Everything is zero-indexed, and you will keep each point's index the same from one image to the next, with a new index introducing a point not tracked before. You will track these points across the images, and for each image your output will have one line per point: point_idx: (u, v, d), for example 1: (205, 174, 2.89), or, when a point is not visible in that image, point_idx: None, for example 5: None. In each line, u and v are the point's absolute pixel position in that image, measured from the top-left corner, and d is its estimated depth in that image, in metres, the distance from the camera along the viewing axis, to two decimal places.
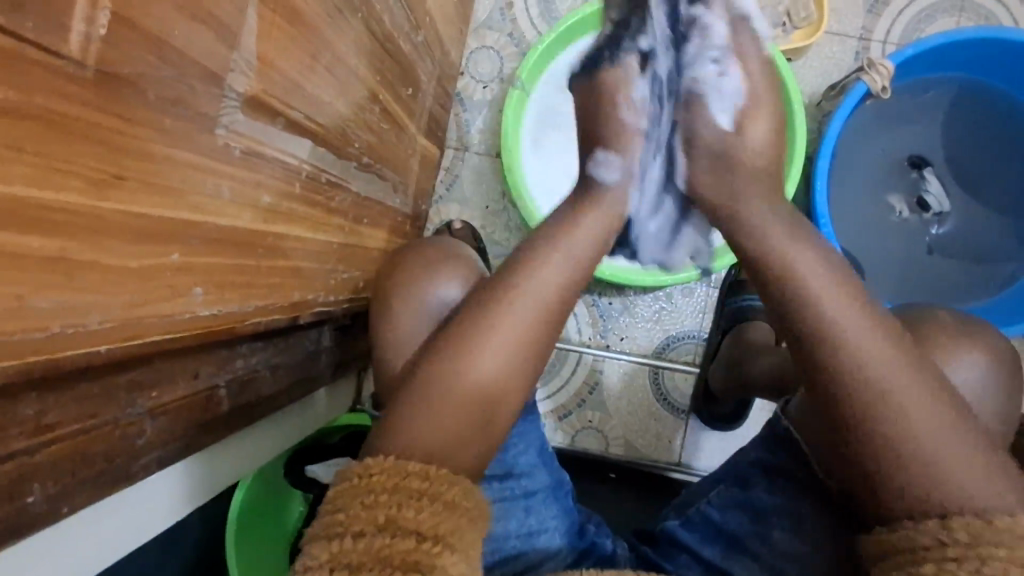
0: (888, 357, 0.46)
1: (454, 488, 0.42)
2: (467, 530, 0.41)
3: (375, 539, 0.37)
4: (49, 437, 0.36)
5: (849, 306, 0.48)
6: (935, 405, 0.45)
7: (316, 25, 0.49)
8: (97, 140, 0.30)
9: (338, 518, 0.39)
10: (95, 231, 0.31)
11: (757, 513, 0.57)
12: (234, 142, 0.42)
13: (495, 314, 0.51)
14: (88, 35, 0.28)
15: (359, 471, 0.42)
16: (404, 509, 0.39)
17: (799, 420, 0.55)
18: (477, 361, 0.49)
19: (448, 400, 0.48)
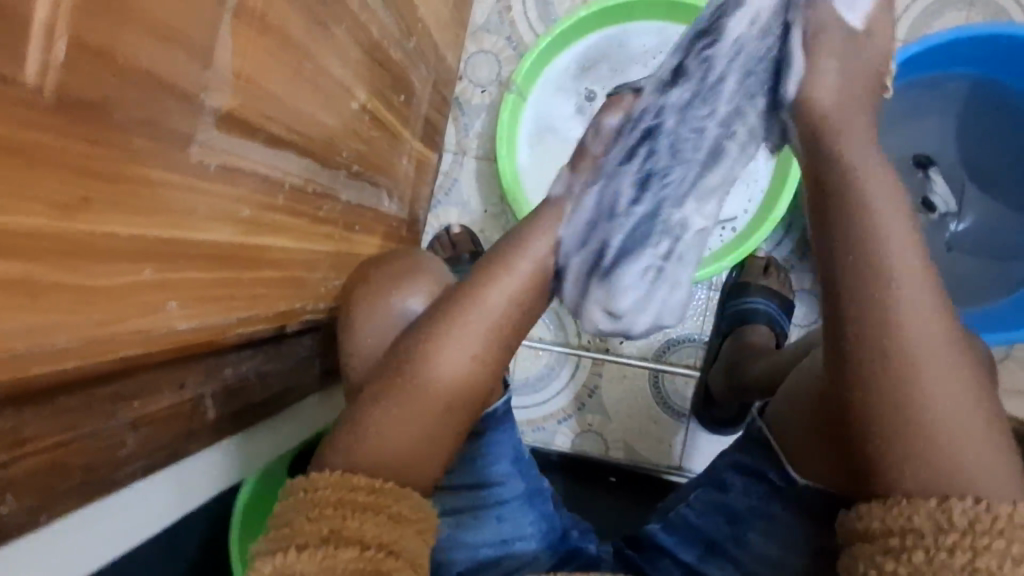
0: (933, 324, 0.45)
1: (399, 502, 0.44)
2: (414, 539, 0.43)
3: (319, 548, 0.39)
4: (25, 449, 0.37)
5: (907, 237, 0.46)
6: (962, 376, 0.44)
7: (297, 39, 0.50)
8: (62, 164, 0.31)
9: (284, 533, 0.41)
10: (62, 252, 0.32)
11: (736, 517, 0.57)
12: (210, 158, 0.43)
13: (456, 322, 0.53)
14: (46, 61, 0.28)
15: (306, 486, 0.44)
16: (348, 520, 0.41)
17: (781, 422, 0.55)
18: (441, 368, 0.52)
19: (413, 411, 0.51)
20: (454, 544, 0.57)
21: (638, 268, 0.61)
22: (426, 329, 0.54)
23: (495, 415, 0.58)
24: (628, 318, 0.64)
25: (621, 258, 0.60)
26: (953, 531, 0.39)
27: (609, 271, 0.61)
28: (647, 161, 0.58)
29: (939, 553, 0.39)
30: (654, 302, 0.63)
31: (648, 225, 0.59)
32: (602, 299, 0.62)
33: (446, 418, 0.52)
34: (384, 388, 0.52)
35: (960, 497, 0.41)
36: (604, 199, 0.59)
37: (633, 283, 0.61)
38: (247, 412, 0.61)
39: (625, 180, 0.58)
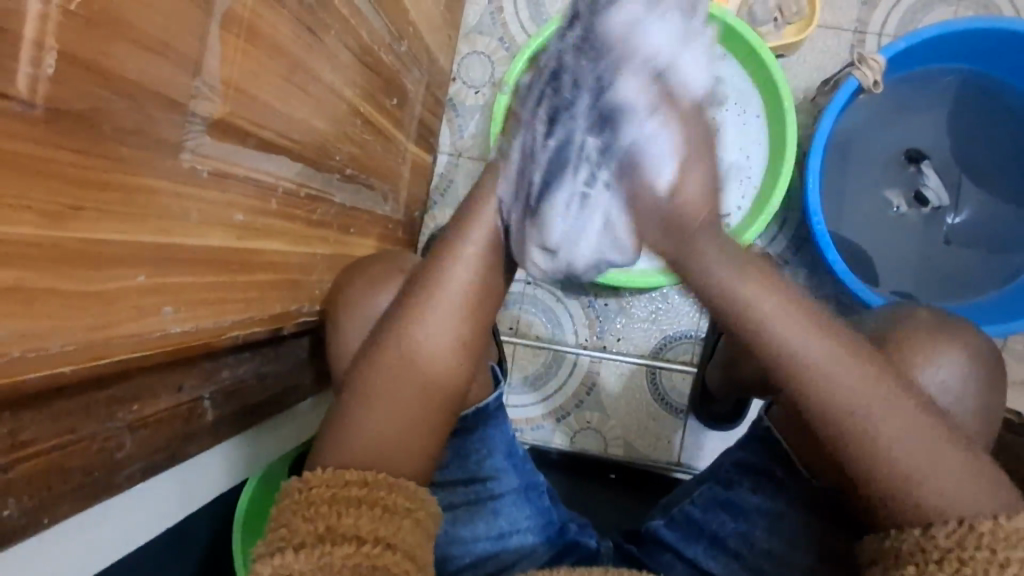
0: (857, 382, 0.45)
1: (394, 492, 0.46)
2: (410, 530, 0.44)
3: (315, 547, 0.40)
4: (25, 453, 0.38)
5: (795, 317, 0.47)
6: (910, 421, 0.45)
7: (287, 46, 0.51)
8: (53, 175, 0.32)
9: (281, 533, 0.42)
10: (54, 260, 0.33)
11: (732, 511, 0.58)
12: (200, 165, 0.44)
13: (415, 308, 0.53)
14: (35, 76, 0.29)
15: (300, 486, 0.45)
16: (343, 517, 0.43)
17: (778, 421, 0.56)
18: (412, 352, 0.52)
19: (393, 402, 0.51)
20: (450, 540, 0.58)
21: (565, 197, 0.52)
22: (399, 317, 0.54)
23: (483, 410, 0.59)
24: (567, 253, 0.56)
25: (544, 191, 0.53)
26: (938, 554, 0.41)
27: (539, 209, 0.53)
28: (553, 97, 0.52)
29: (929, 567, 0.41)
30: (588, 232, 0.54)
31: (562, 155, 0.51)
32: (535, 239, 0.54)
33: (421, 404, 0.52)
34: (361, 379, 0.53)
35: (943, 522, 0.43)
36: (524, 146, 0.54)
37: (561, 215, 0.53)
38: (246, 416, 0.62)
39: (537, 122, 0.53)
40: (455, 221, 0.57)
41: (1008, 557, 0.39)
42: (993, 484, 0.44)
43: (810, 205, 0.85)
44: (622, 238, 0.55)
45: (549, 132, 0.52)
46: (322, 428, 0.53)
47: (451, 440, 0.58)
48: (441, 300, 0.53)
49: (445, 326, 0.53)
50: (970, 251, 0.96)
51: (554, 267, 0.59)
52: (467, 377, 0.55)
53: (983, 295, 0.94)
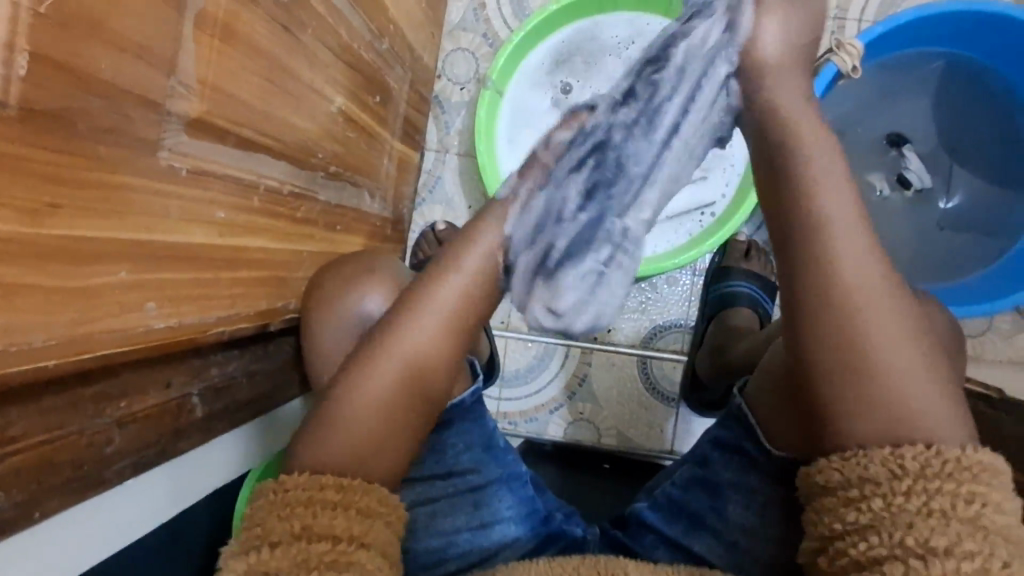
0: (874, 274, 0.46)
1: (368, 495, 0.47)
2: (381, 529, 0.45)
3: (292, 545, 0.41)
4: (14, 447, 0.39)
5: (845, 197, 0.48)
6: (910, 333, 0.46)
7: (263, 45, 0.51)
8: (29, 173, 0.33)
9: (256, 533, 0.42)
10: (33, 256, 0.34)
11: (713, 489, 0.59)
12: (179, 163, 0.45)
13: (404, 319, 0.54)
14: (8, 76, 0.30)
15: (275, 487, 0.45)
16: (319, 517, 0.43)
17: (756, 397, 0.57)
18: (401, 356, 0.52)
19: (375, 410, 0.52)
20: (430, 532, 0.58)
21: (581, 271, 0.57)
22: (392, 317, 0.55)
23: (460, 405, 0.60)
24: (569, 320, 0.59)
25: (564, 262, 0.57)
26: (907, 481, 0.42)
27: (554, 273, 0.57)
28: (594, 172, 0.55)
29: (896, 499, 0.42)
30: (594, 305, 0.59)
31: (591, 231, 0.56)
32: (543, 298, 0.58)
33: (402, 412, 0.53)
34: (347, 385, 0.52)
35: (912, 445, 0.44)
36: (551, 203, 0.56)
37: (574, 288, 0.58)
38: (235, 413, 0.63)
39: (569, 189, 0.56)
40: (458, 238, 0.56)
41: (972, 492, 0.41)
42: (961, 418, 0.46)
43: None
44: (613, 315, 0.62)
45: (575, 203, 0.56)
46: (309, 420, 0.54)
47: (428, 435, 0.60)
48: (431, 308, 0.53)
49: (431, 333, 0.53)
50: (951, 231, 0.97)
51: (551, 326, 0.61)
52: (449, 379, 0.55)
53: (964, 277, 0.94)
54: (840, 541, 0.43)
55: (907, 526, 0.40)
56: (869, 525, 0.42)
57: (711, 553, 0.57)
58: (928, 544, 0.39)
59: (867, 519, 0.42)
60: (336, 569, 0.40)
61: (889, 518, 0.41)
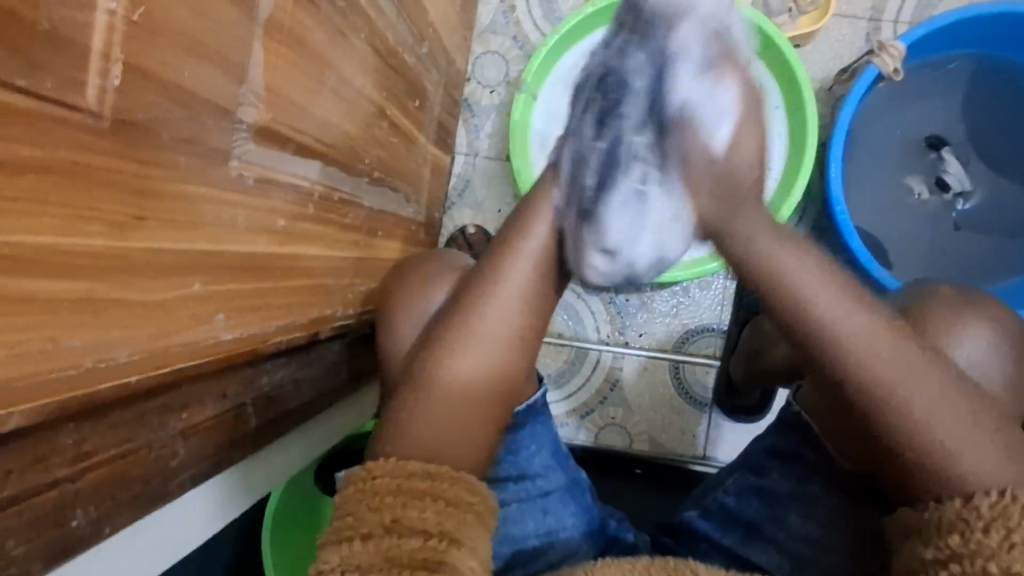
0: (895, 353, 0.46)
1: (455, 485, 0.45)
2: (473, 524, 0.43)
3: (382, 539, 0.40)
4: (88, 463, 0.38)
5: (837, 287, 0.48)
6: (933, 380, 0.45)
7: (321, 51, 0.51)
8: (118, 185, 0.32)
9: (348, 523, 0.42)
10: (119, 271, 0.33)
11: (771, 499, 0.58)
12: (247, 171, 0.44)
13: (471, 317, 0.53)
14: (103, 86, 0.29)
15: (365, 475, 0.45)
16: (408, 509, 0.42)
17: (811, 405, 0.56)
18: (471, 348, 0.52)
19: (453, 400, 0.50)
20: (502, 537, 0.57)
21: (619, 200, 0.54)
22: (452, 317, 0.53)
23: (533, 407, 0.59)
24: (628, 253, 0.57)
25: (599, 197, 0.54)
26: (983, 523, 0.40)
27: (594, 211, 0.54)
28: (600, 103, 0.53)
29: (975, 534, 0.40)
30: (646, 232, 0.55)
31: (615, 157, 0.53)
32: (594, 241, 0.55)
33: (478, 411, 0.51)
34: (415, 381, 0.51)
35: (983, 494, 0.42)
36: (575, 150, 0.55)
37: (619, 217, 0.54)
38: (283, 421, 0.62)
39: (585, 125, 0.54)
40: (515, 214, 0.58)
41: None
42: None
43: (832, 193, 0.85)
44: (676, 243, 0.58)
45: (593, 137, 0.54)
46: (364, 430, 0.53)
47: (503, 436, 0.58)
48: (502, 292, 0.53)
49: (496, 313, 0.53)
50: (991, 232, 0.95)
51: (614, 271, 0.58)
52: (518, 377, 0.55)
53: (995, 280, 0.93)
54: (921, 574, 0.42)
55: (988, 555, 0.39)
56: (950, 559, 0.40)
57: (770, 563, 0.56)
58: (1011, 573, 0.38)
59: (946, 555, 0.41)
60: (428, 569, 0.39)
61: (971, 552, 0.40)
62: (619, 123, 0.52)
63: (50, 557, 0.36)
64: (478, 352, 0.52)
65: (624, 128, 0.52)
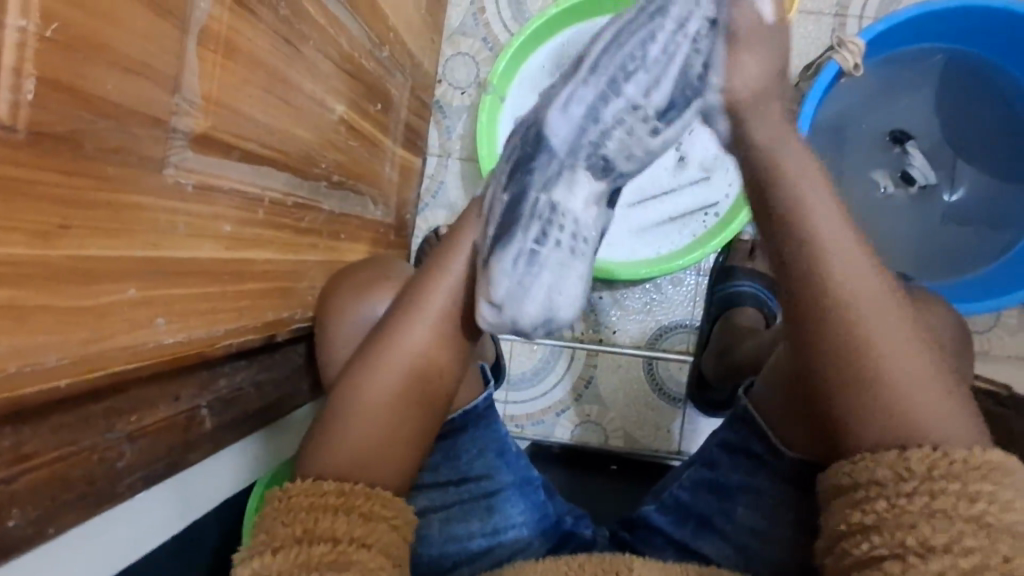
0: (879, 296, 0.45)
1: (370, 499, 0.47)
2: (386, 531, 0.45)
3: (292, 549, 0.42)
4: (26, 465, 0.39)
5: (846, 234, 0.46)
6: (904, 329, 0.45)
7: (265, 59, 0.52)
8: (39, 196, 0.33)
9: (260, 540, 0.43)
10: (45, 278, 0.34)
11: (723, 493, 0.58)
12: (185, 179, 0.45)
13: (407, 319, 0.54)
14: (16, 100, 0.31)
15: (280, 494, 0.46)
16: (320, 521, 0.44)
17: (759, 401, 0.56)
18: (402, 356, 0.53)
19: (382, 407, 0.52)
20: (445, 538, 0.59)
21: (513, 255, 0.53)
22: (390, 318, 0.55)
23: (472, 412, 0.60)
24: (514, 310, 0.54)
25: (495, 248, 0.53)
26: (912, 485, 0.41)
27: (490, 262, 0.53)
28: (520, 151, 0.53)
29: (900, 500, 0.41)
30: (533, 289, 0.54)
31: (515, 209, 0.53)
32: (483, 290, 0.53)
33: (407, 418, 0.53)
34: (350, 381, 0.54)
35: (917, 446, 0.43)
36: (488, 200, 0.55)
37: (507, 272, 0.53)
38: (245, 423, 0.63)
39: (499, 174, 0.55)
40: (441, 244, 0.57)
41: (977, 491, 0.40)
42: (972, 420, 0.45)
43: None
44: (564, 304, 0.56)
45: (507, 185, 0.54)
46: (310, 429, 0.54)
47: (439, 443, 0.60)
48: (433, 304, 0.54)
49: (428, 321, 0.54)
50: (978, 224, 0.96)
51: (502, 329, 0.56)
52: (452, 383, 0.56)
53: (984, 266, 0.94)
54: (846, 540, 0.42)
55: (908, 526, 0.40)
56: (872, 526, 0.41)
57: (720, 554, 0.57)
58: (928, 542, 0.39)
59: (871, 521, 0.41)
60: (336, 569, 0.40)
61: (892, 520, 0.41)
62: (530, 181, 0.53)
63: None
64: (414, 356, 0.53)
65: (534, 186, 0.53)
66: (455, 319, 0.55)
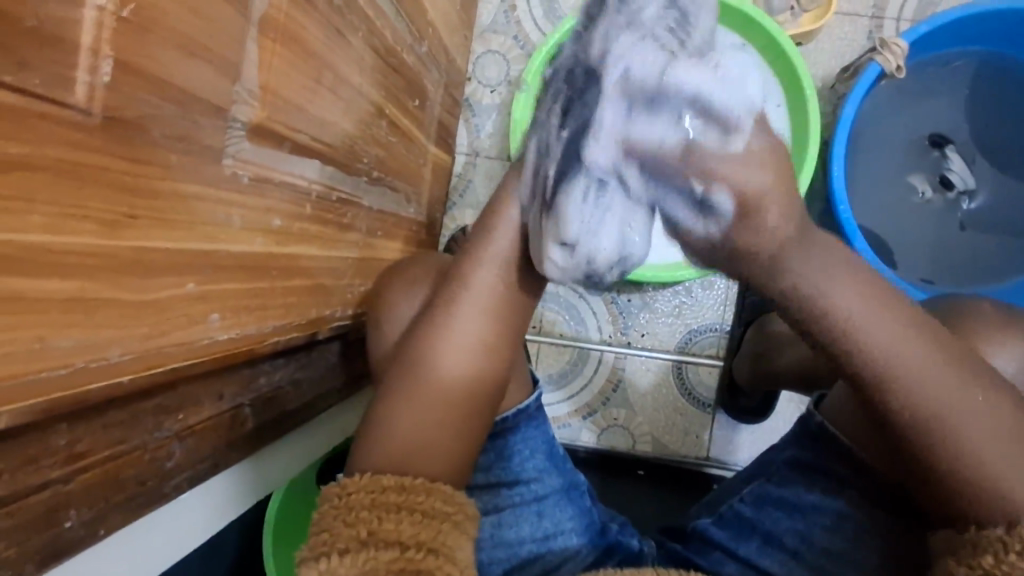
0: (950, 382, 0.41)
1: (431, 496, 0.45)
2: (451, 532, 0.44)
3: (359, 551, 0.41)
4: (80, 464, 0.37)
5: (892, 326, 0.42)
6: (982, 398, 0.42)
7: (317, 49, 0.50)
8: (108, 183, 0.32)
9: (323, 538, 0.42)
10: (112, 269, 0.33)
11: (790, 510, 0.56)
12: (242, 170, 0.44)
13: (442, 319, 0.52)
14: (93, 83, 0.29)
15: (339, 491, 0.45)
16: (384, 522, 0.43)
17: (836, 417, 0.54)
18: (440, 358, 0.51)
19: (429, 411, 0.51)
20: (496, 542, 0.57)
21: (580, 190, 0.45)
22: (429, 317, 0.53)
23: (524, 411, 0.59)
24: (588, 247, 0.47)
25: (557, 185, 0.46)
26: (1021, 545, 0.39)
27: (554, 200, 0.46)
28: (569, 86, 0.45)
29: (1009, 556, 0.39)
30: (606, 225, 0.46)
31: (575, 145, 0.44)
32: (552, 232, 0.47)
33: (453, 424, 0.51)
34: (394, 387, 0.52)
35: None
36: (540, 141, 0.48)
37: (577, 209, 0.45)
38: (282, 423, 0.62)
39: (552, 112, 0.47)
40: (470, 236, 0.55)
41: None
42: None
43: (835, 192, 0.84)
44: (641, 237, 0.48)
45: (561, 119, 0.45)
46: (356, 432, 0.53)
47: (495, 442, 0.58)
48: (466, 300, 0.52)
49: (466, 320, 0.52)
50: (997, 233, 0.93)
51: (574, 273, 0.50)
52: (496, 384, 0.54)
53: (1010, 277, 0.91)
54: None
55: None
56: None
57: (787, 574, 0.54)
58: None
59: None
60: None
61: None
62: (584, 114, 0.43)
63: (42, 558, 0.36)
64: (457, 359, 0.51)
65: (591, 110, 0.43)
66: (494, 314, 0.53)
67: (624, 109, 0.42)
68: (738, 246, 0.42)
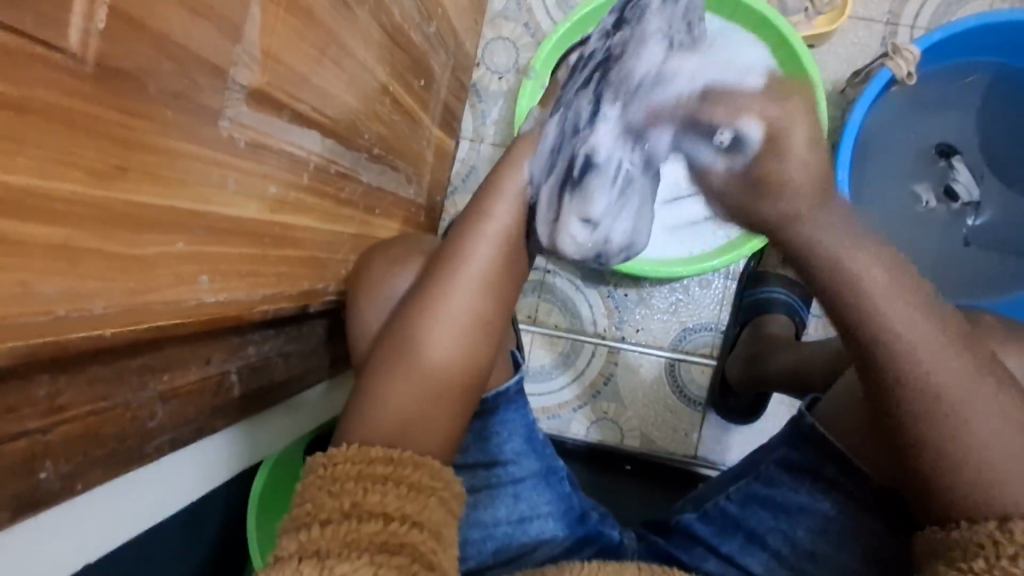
0: (959, 372, 0.42)
1: (419, 470, 0.46)
2: (436, 508, 0.44)
3: (342, 523, 0.40)
4: (61, 416, 0.38)
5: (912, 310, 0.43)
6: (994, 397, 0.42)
7: (323, 18, 0.50)
8: (99, 133, 0.32)
9: (305, 509, 0.42)
10: (99, 221, 0.33)
11: (774, 509, 0.56)
12: (237, 134, 0.43)
13: (437, 289, 0.53)
14: (87, 30, 0.29)
15: (324, 462, 0.45)
16: (370, 494, 0.42)
17: (824, 417, 0.55)
18: (432, 330, 0.52)
19: (419, 383, 0.51)
20: (471, 523, 0.58)
21: (609, 177, 0.59)
22: (423, 290, 0.53)
23: (504, 393, 0.59)
24: (604, 228, 0.63)
25: (586, 171, 0.59)
26: (1014, 548, 0.38)
27: (581, 180, 0.59)
28: (598, 86, 0.59)
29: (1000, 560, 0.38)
30: (624, 212, 0.62)
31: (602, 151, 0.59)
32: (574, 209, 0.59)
33: (442, 395, 0.51)
34: (384, 359, 0.52)
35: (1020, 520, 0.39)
36: (566, 123, 0.59)
37: (604, 193, 0.60)
38: (270, 392, 0.62)
39: (582, 100, 0.59)
40: (469, 209, 0.56)
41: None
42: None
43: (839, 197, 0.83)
44: (642, 233, 0.67)
45: (587, 112, 0.59)
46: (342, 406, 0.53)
47: (473, 422, 0.58)
48: (463, 271, 0.53)
49: (462, 292, 0.52)
50: (999, 251, 0.93)
51: (587, 246, 0.64)
52: (487, 360, 0.54)
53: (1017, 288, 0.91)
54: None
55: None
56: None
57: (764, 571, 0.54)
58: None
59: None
60: (387, 551, 0.39)
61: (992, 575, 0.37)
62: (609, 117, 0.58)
63: (18, 506, 0.36)
64: (450, 331, 0.52)
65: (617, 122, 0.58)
66: (490, 289, 0.53)
67: (648, 82, 0.56)
68: (771, 177, 0.48)
